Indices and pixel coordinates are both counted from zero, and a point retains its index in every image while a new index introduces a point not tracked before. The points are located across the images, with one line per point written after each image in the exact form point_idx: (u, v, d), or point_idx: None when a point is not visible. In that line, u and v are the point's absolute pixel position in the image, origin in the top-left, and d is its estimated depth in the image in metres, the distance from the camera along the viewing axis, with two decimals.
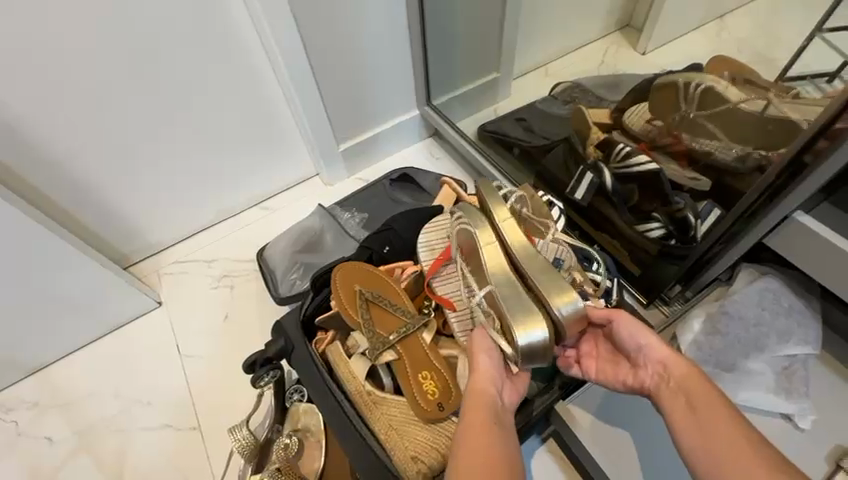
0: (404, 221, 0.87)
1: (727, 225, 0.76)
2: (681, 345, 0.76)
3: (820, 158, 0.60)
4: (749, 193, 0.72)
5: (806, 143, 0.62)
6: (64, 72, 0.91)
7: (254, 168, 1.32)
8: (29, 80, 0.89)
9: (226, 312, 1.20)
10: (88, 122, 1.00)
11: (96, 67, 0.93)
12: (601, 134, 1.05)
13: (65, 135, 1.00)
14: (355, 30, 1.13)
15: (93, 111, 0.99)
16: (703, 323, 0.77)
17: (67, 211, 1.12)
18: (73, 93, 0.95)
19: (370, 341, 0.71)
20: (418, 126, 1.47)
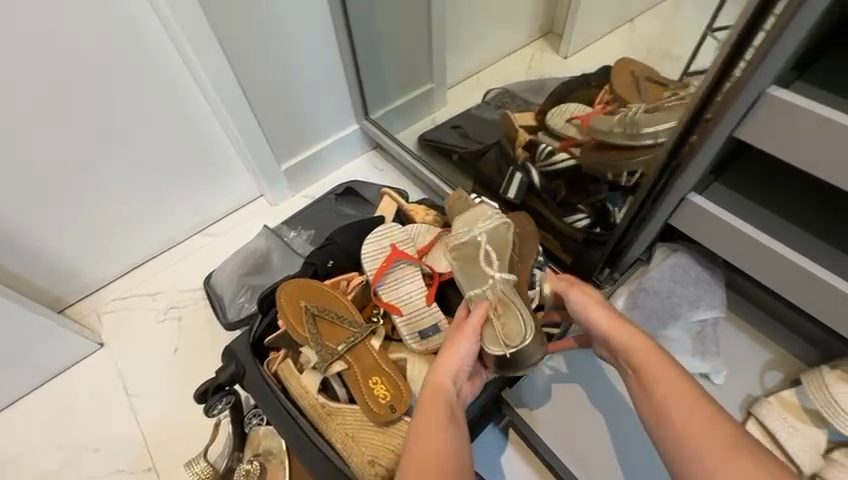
0: (345, 234, 0.89)
1: (636, 208, 0.84)
2: None
3: (706, 134, 0.66)
4: (649, 176, 0.79)
5: (688, 125, 0.68)
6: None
7: (193, 195, 1.30)
8: None
9: (175, 345, 1.16)
10: (5, 161, 0.95)
11: (8, 102, 0.89)
12: (527, 136, 1.12)
13: None
14: (283, 48, 1.14)
15: (8, 148, 0.95)
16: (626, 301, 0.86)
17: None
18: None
19: (319, 354, 0.73)
20: (359, 140, 1.50)
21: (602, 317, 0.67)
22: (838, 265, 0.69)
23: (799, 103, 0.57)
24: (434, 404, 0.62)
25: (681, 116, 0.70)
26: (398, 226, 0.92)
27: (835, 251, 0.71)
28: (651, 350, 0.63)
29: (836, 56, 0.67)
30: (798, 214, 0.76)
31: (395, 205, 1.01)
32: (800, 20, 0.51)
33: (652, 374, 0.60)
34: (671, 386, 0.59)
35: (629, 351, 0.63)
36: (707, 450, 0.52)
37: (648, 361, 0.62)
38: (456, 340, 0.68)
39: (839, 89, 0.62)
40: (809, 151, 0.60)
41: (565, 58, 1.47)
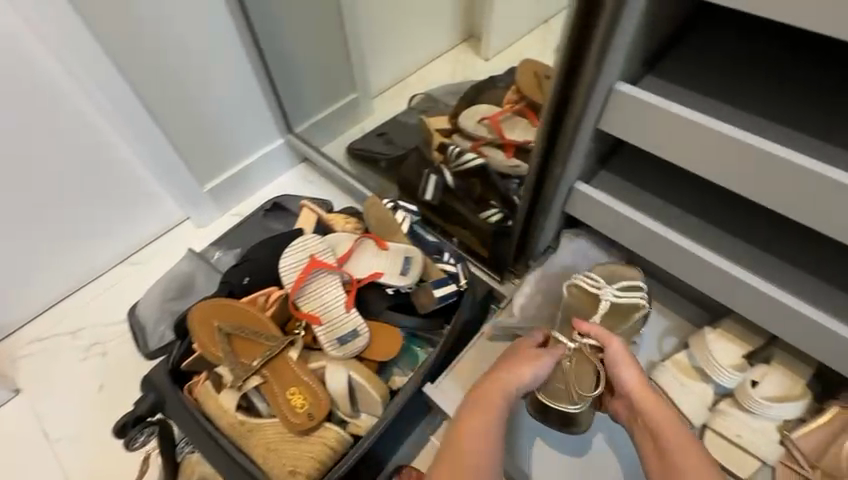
0: (262, 250, 0.90)
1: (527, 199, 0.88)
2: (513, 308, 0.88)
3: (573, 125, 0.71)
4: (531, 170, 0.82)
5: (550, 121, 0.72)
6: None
7: (111, 224, 1.26)
8: None
9: (100, 383, 1.11)
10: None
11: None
12: (442, 139, 1.17)
13: None
14: (187, 67, 1.12)
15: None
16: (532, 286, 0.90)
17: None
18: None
19: (233, 371, 0.74)
20: (286, 155, 1.48)
21: (633, 376, 0.67)
22: (707, 238, 0.76)
23: (645, 98, 0.63)
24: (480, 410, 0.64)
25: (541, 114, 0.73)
26: (315, 235, 0.91)
27: (703, 224, 0.78)
28: (662, 404, 0.66)
29: (685, 49, 0.74)
30: (677, 194, 0.82)
31: (314, 216, 1.02)
32: (624, 23, 0.57)
33: (671, 440, 0.61)
34: (688, 451, 0.60)
35: (656, 417, 0.64)
36: None
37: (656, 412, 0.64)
38: (524, 361, 0.71)
39: (683, 80, 0.70)
40: (661, 140, 0.65)
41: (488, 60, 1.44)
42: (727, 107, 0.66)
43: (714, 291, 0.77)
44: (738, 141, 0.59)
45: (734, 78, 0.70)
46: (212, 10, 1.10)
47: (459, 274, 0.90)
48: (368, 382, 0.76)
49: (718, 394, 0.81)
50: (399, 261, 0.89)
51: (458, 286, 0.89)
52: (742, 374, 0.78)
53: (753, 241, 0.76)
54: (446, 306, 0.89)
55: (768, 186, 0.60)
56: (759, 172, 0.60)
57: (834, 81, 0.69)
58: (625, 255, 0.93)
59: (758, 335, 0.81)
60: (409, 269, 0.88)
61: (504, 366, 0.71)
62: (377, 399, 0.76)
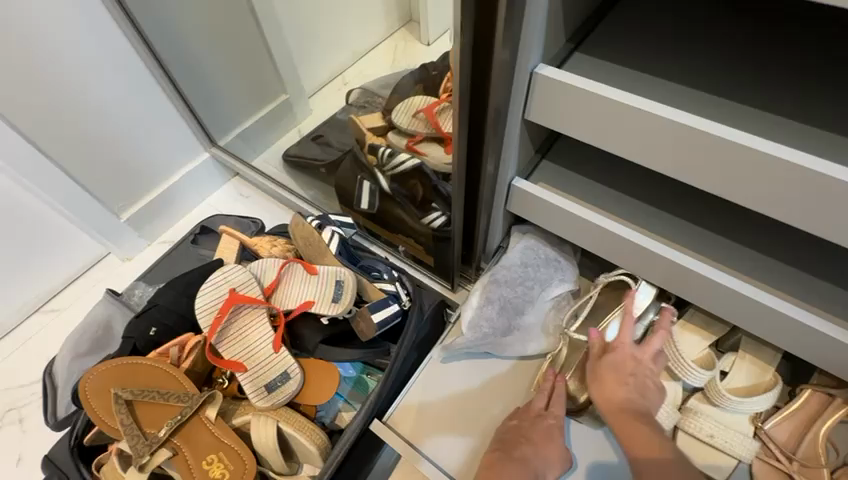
0: (170, 292, 0.78)
1: (461, 204, 0.77)
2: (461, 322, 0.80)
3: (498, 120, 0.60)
4: (461, 174, 0.71)
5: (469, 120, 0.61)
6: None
7: (13, 272, 1.11)
8: None
9: (19, 453, 0.98)
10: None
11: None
12: (375, 139, 1.06)
13: None
14: (72, 87, 0.98)
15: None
16: (480, 295, 0.82)
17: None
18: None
19: (133, 445, 0.63)
20: (214, 170, 1.35)
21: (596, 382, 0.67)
22: (658, 226, 0.70)
23: (569, 81, 0.55)
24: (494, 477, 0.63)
25: (460, 115, 0.60)
26: (236, 265, 0.80)
27: (653, 212, 0.71)
28: (642, 425, 0.62)
29: (613, 21, 0.67)
30: (622, 178, 0.75)
31: (236, 242, 0.90)
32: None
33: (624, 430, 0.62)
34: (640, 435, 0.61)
35: (612, 408, 0.64)
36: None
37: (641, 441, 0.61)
38: (540, 434, 0.68)
39: (613, 57, 0.62)
40: (594, 129, 0.58)
41: (427, 44, 1.28)
42: (659, 81, 0.59)
43: (669, 284, 0.71)
44: (673, 122, 0.52)
45: (665, 49, 0.63)
46: (91, 19, 0.95)
47: (400, 291, 0.80)
48: (301, 433, 0.67)
49: (686, 390, 0.75)
50: (332, 286, 0.78)
51: (401, 305, 0.79)
52: (712, 370, 0.72)
53: (705, 225, 0.69)
54: (388, 330, 0.80)
55: (710, 170, 0.53)
56: (700, 155, 0.52)
57: (779, 43, 0.62)
58: (577, 249, 0.85)
59: (720, 323, 0.75)
60: (342, 295, 0.77)
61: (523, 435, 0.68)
62: (313, 452, 0.67)
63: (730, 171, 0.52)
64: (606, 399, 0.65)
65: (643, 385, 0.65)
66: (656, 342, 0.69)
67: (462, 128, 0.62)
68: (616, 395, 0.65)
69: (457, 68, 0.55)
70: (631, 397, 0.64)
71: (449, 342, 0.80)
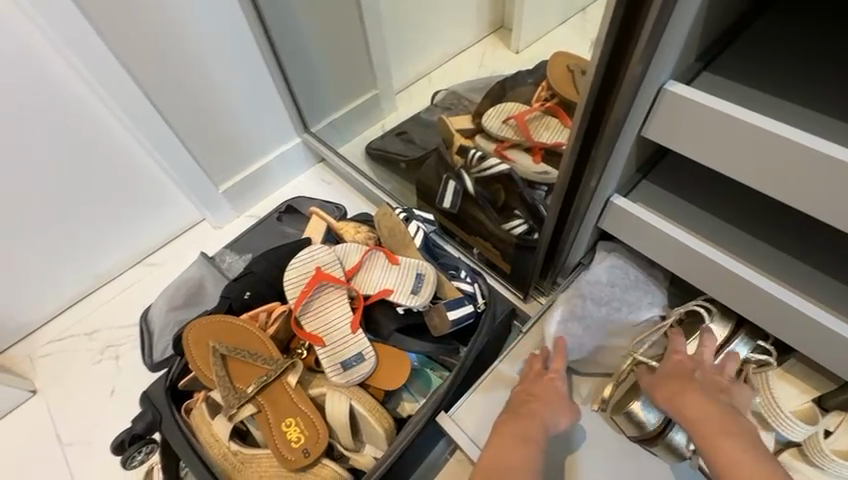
0: (264, 262, 0.84)
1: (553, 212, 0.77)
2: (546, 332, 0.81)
3: (612, 134, 0.60)
4: (561, 181, 0.72)
5: (584, 128, 0.62)
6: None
7: (124, 225, 1.24)
8: None
9: (112, 386, 1.10)
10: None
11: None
12: (464, 141, 1.08)
13: None
14: (200, 67, 1.07)
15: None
16: (562, 308, 0.81)
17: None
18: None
19: (226, 397, 0.69)
20: (302, 154, 1.43)
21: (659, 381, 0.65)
22: (770, 263, 0.64)
23: (692, 97, 0.54)
24: (509, 444, 0.62)
25: (578, 118, 0.61)
26: (323, 246, 0.85)
27: (768, 249, 0.66)
28: (732, 427, 0.56)
29: (748, 42, 0.63)
30: (732, 207, 0.70)
31: (324, 224, 0.95)
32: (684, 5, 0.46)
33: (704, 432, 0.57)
34: (726, 438, 0.55)
35: (680, 404, 0.61)
36: None
37: (728, 440, 0.55)
38: (544, 388, 0.71)
39: (747, 78, 0.59)
40: (721, 152, 0.55)
41: (517, 52, 1.35)
42: (802, 109, 0.54)
43: (776, 328, 0.65)
44: (776, 137, 0.50)
45: (803, 73, 0.58)
46: (224, 6, 1.03)
47: (476, 293, 0.81)
48: (371, 414, 0.70)
49: (778, 443, 0.69)
50: (411, 278, 0.80)
51: (476, 307, 0.80)
52: (815, 425, 0.65)
53: (827, 269, 0.63)
54: (460, 329, 0.81)
55: (813, 192, 0.50)
56: (765, 155, 0.52)
57: None
58: (667, 275, 0.81)
59: (829, 377, 0.68)
60: (421, 287, 0.79)
61: (529, 403, 0.68)
62: (380, 433, 0.69)
63: (798, 175, 0.50)
64: (676, 403, 0.61)
65: (713, 383, 0.63)
66: (730, 370, 0.66)
67: (573, 133, 0.64)
68: (689, 400, 0.60)
69: (591, 69, 0.55)
70: (706, 396, 0.60)
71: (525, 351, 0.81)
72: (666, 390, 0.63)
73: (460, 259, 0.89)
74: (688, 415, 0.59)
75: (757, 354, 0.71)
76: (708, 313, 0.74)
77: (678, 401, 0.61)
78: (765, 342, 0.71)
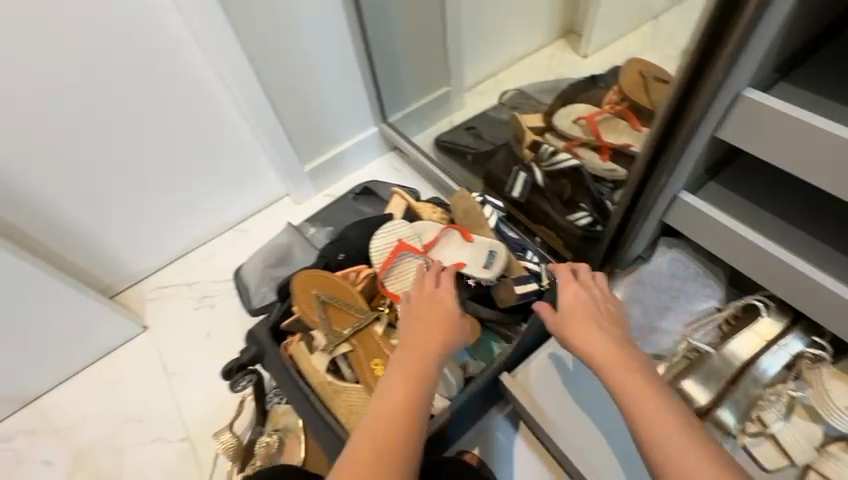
0: (356, 230, 0.97)
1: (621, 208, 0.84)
2: None
3: (685, 137, 0.67)
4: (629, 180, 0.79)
5: (660, 132, 0.69)
6: (14, 104, 0.94)
7: (223, 192, 1.39)
8: (22, 138, 0.99)
9: (208, 330, 1.27)
10: (52, 161, 1.06)
11: (37, 107, 0.97)
12: (533, 137, 1.15)
13: (57, 188, 1.10)
14: (305, 57, 1.22)
15: (43, 149, 1.03)
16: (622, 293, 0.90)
17: (41, 244, 1.16)
18: (21, 132, 0.98)
19: (326, 336, 0.83)
20: (377, 142, 1.56)
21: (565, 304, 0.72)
22: (833, 264, 0.69)
23: (770, 104, 0.59)
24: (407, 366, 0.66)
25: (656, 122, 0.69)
26: (403, 222, 0.97)
27: (832, 251, 0.70)
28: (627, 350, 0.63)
29: (828, 57, 0.68)
30: (796, 211, 0.75)
31: (404, 203, 1.07)
32: (777, 19, 0.52)
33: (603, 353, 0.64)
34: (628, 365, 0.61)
35: (574, 335, 0.67)
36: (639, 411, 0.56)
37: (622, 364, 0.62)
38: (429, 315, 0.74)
39: (826, 90, 0.64)
40: (794, 156, 0.61)
41: (585, 58, 1.47)
42: None
43: (835, 326, 0.70)
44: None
45: None
46: (332, 4, 1.17)
47: (541, 273, 0.90)
48: None
49: None
50: (484, 254, 0.91)
51: (540, 286, 0.89)
52: None
53: None
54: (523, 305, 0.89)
55: None
56: (823, 154, 0.58)
57: None
58: (726, 272, 0.86)
59: None
60: (492, 262, 0.89)
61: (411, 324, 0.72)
62: (452, 380, 0.81)
63: None
64: (577, 340, 0.67)
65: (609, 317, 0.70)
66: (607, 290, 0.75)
67: (649, 135, 0.71)
68: (589, 329, 0.67)
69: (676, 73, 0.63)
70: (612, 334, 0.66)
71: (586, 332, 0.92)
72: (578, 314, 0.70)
73: (528, 240, 0.99)
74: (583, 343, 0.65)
75: (812, 350, 0.74)
76: (763, 309, 0.79)
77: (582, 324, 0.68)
78: (821, 340, 0.76)
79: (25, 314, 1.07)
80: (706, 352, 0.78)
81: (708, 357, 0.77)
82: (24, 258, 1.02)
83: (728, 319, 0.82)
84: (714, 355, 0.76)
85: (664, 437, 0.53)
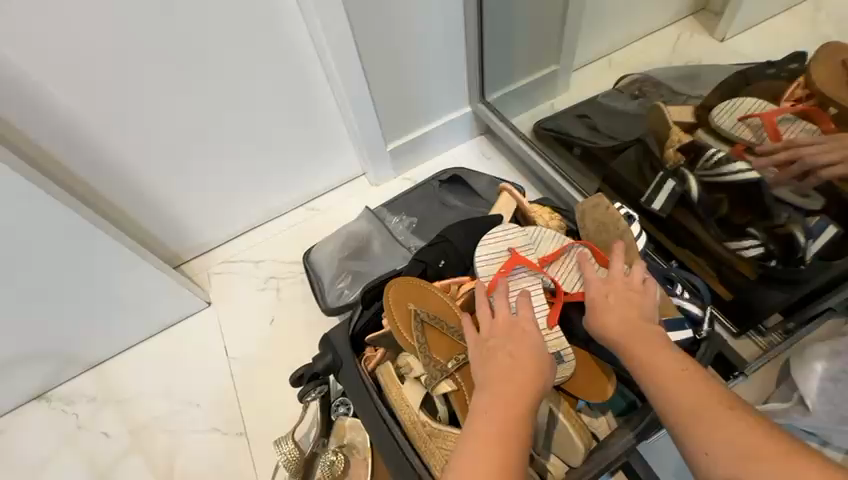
0: (461, 232, 0.81)
1: None
2: (805, 397, 0.72)
3: None
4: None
5: None
6: (94, 53, 0.85)
7: (300, 166, 1.26)
8: (100, 89, 0.90)
9: (272, 316, 1.17)
10: (130, 119, 0.97)
11: (117, 57, 0.87)
12: (684, 137, 0.90)
13: (132, 146, 1.01)
14: (407, 16, 1.04)
15: (121, 105, 0.94)
16: (827, 365, 0.73)
17: (113, 206, 1.09)
18: (101, 85, 0.90)
19: (427, 368, 0.69)
20: (469, 125, 1.37)
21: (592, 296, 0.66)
22: None
23: None
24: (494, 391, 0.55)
25: None
26: (513, 226, 0.80)
27: None
28: (646, 328, 0.59)
29: None
30: None
31: (514, 203, 0.88)
32: None
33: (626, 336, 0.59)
34: (651, 343, 0.58)
35: (602, 322, 0.62)
36: (678, 392, 0.52)
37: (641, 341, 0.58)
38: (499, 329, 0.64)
39: None
40: None
41: (722, 40, 1.26)
42: None
43: None
44: None
45: None
46: None
47: (701, 319, 0.71)
48: (574, 427, 0.67)
49: None
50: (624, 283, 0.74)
51: (696, 334, 0.70)
52: None
53: None
54: None
55: None
56: None
57: None
58: None
59: None
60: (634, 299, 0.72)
61: (503, 360, 0.59)
62: (579, 448, 0.66)
63: None
64: (599, 324, 0.62)
65: (624, 300, 0.63)
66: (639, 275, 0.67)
67: None
68: (612, 317, 0.62)
69: None
70: (625, 311, 0.62)
71: (778, 411, 0.74)
72: (596, 301, 0.65)
73: (688, 274, 0.79)
74: (601, 324, 0.62)
75: None
76: None
77: (596, 307, 0.64)
78: None
79: (91, 278, 1.01)
80: None
81: None
82: (95, 223, 0.94)
83: None
84: None
85: (704, 414, 0.50)
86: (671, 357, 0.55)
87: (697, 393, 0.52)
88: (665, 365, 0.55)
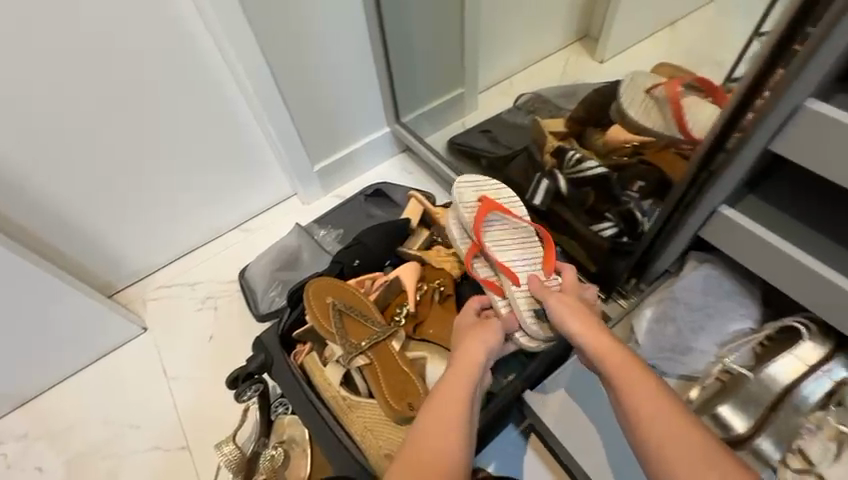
0: (373, 235, 0.93)
1: (667, 217, 0.85)
2: (637, 334, 0.87)
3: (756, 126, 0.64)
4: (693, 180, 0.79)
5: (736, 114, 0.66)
6: (20, 94, 0.90)
7: (231, 191, 1.34)
8: (22, 128, 0.94)
9: (211, 333, 1.22)
10: (55, 154, 1.01)
11: (42, 97, 0.93)
12: (555, 143, 1.10)
13: (58, 180, 1.05)
14: (320, 50, 1.17)
15: (45, 142, 0.98)
16: (655, 310, 0.88)
17: (39, 240, 1.11)
18: (23, 123, 0.94)
19: (343, 347, 0.79)
20: (388, 143, 1.51)
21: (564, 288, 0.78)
22: None
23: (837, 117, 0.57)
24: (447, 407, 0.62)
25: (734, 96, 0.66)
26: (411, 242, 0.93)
27: None
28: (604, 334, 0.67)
29: None
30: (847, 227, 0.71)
31: (421, 208, 1.01)
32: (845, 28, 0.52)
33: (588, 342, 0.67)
34: (613, 351, 0.64)
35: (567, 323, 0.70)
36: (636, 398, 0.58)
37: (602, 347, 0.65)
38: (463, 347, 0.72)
39: None
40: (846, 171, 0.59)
41: (601, 63, 1.45)
42: None
43: None
44: None
45: None
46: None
47: None
48: None
49: None
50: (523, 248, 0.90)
51: None
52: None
53: None
54: None
55: None
56: None
57: None
58: (762, 291, 0.84)
59: None
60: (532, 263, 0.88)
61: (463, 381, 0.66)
62: None
63: None
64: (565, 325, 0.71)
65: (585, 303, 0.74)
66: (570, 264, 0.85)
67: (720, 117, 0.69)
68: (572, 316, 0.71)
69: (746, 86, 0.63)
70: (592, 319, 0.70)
71: None
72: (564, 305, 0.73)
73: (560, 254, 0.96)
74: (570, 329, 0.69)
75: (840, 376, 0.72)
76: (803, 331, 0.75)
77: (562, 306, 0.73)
78: None
79: (19, 312, 1.02)
80: (740, 374, 0.76)
81: (750, 380, 0.74)
82: (23, 256, 0.96)
83: (762, 340, 0.79)
84: (752, 380, 0.74)
85: (656, 418, 0.56)
86: (630, 365, 0.62)
87: (651, 397, 0.58)
88: (623, 370, 0.61)
